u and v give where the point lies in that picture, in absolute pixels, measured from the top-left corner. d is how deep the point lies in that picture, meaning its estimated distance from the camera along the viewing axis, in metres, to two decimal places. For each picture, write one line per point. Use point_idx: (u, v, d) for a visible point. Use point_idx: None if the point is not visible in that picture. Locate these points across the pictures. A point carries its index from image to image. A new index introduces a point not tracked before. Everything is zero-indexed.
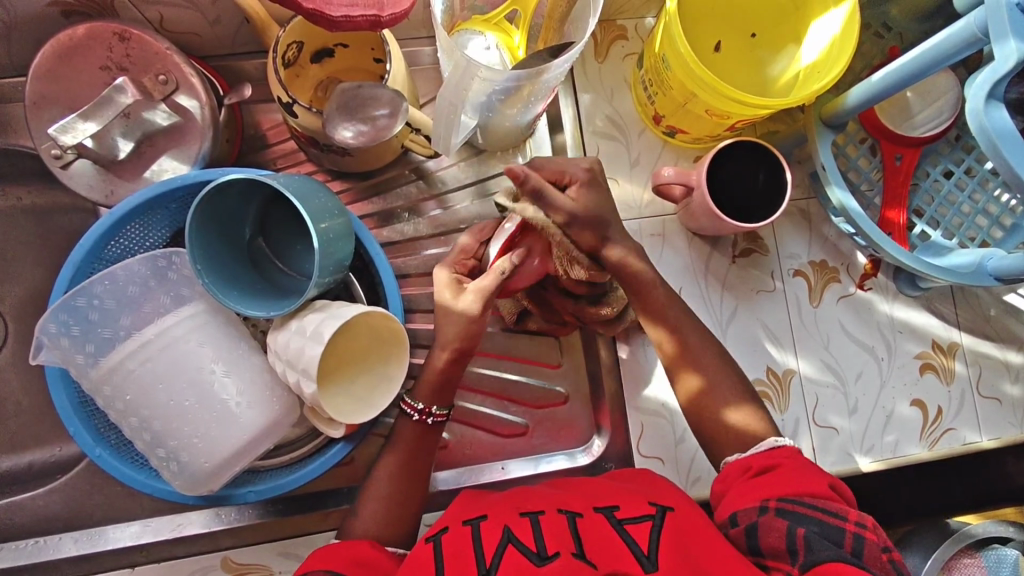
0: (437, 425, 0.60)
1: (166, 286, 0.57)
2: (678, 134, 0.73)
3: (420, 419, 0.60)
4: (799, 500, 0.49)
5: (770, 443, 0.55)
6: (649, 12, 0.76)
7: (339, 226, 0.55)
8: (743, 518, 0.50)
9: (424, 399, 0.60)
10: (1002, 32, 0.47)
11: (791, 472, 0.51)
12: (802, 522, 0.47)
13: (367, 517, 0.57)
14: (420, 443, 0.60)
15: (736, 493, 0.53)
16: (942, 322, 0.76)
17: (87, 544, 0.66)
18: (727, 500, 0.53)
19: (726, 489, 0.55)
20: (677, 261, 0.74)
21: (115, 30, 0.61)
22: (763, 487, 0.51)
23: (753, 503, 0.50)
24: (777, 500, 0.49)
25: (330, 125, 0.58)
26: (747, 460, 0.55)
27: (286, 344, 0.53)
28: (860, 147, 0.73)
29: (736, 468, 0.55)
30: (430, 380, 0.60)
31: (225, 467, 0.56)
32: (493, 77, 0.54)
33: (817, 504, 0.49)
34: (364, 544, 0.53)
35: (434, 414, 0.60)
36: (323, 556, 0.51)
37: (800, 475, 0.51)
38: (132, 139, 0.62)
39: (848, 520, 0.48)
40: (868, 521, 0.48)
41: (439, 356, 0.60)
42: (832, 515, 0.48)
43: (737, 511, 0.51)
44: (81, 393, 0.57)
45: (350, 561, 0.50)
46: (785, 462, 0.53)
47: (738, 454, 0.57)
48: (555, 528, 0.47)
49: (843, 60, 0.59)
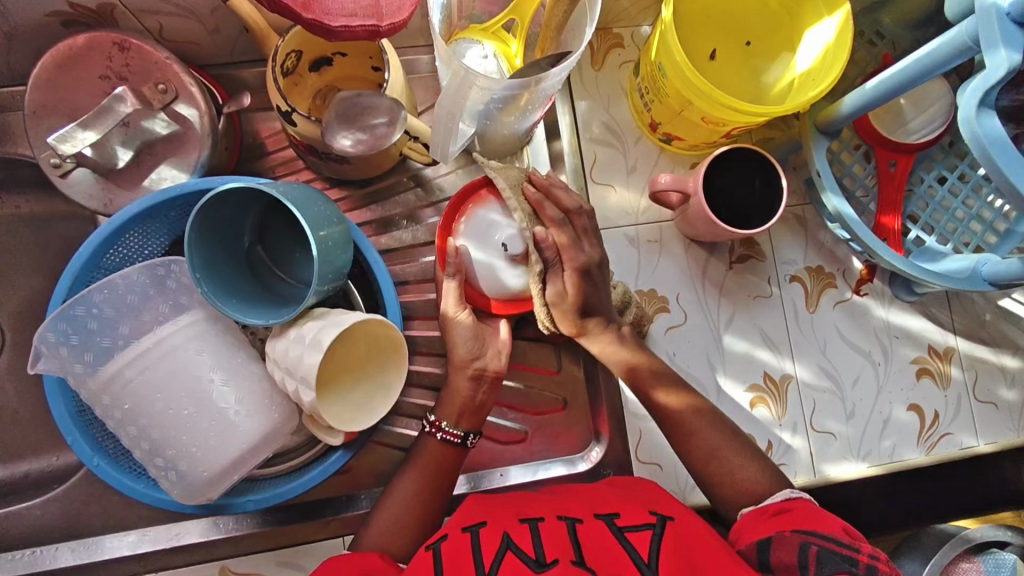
0: (451, 444, 0.61)
1: (164, 294, 0.57)
2: (674, 141, 0.73)
3: (430, 433, 0.61)
4: (814, 532, 0.48)
5: (786, 493, 0.54)
6: (645, 21, 0.77)
7: (338, 233, 0.55)
8: (754, 539, 0.51)
9: (442, 414, 0.62)
10: (993, 41, 0.48)
11: (806, 513, 0.51)
12: (816, 541, 0.47)
13: (378, 528, 0.57)
14: (431, 455, 0.61)
15: (752, 530, 0.53)
16: (937, 326, 0.76)
17: (84, 554, 0.65)
18: (742, 538, 0.53)
19: (743, 533, 0.54)
20: (672, 269, 0.74)
21: (114, 40, 0.61)
22: (779, 522, 0.51)
23: (766, 533, 0.51)
24: (789, 528, 0.50)
25: (330, 133, 0.58)
26: (764, 505, 0.54)
27: (286, 352, 0.54)
28: (855, 153, 0.74)
29: (751, 514, 0.54)
30: (455, 404, 0.62)
31: (223, 476, 0.56)
32: (491, 86, 0.54)
33: (834, 536, 0.48)
34: (374, 557, 0.52)
35: (443, 430, 0.61)
36: (336, 563, 0.51)
37: (822, 517, 0.50)
38: (131, 148, 0.63)
39: (861, 553, 0.46)
40: (881, 554, 0.46)
41: (452, 375, 0.62)
42: (846, 546, 0.47)
43: (748, 540, 0.52)
44: (79, 402, 0.57)
45: (360, 569, 0.50)
46: (799, 505, 0.52)
47: (753, 507, 0.55)
48: (555, 535, 0.48)
49: (837, 68, 0.59)
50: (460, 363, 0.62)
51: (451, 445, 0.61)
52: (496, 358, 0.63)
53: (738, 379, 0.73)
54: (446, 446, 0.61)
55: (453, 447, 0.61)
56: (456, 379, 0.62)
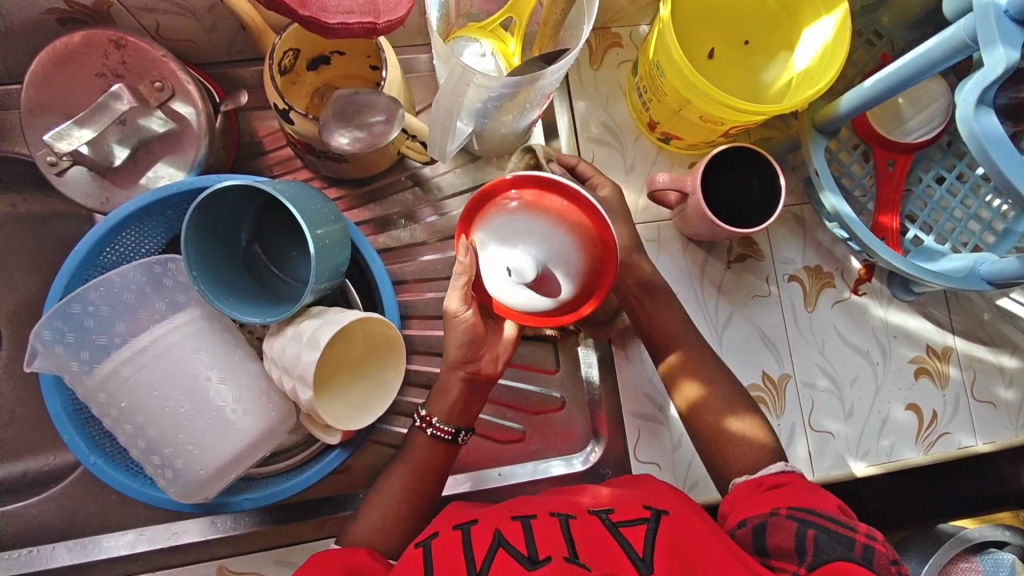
0: (440, 440, 0.60)
1: (161, 292, 0.57)
2: (672, 140, 0.73)
3: (420, 428, 0.61)
4: (810, 510, 0.49)
5: (780, 466, 0.56)
6: (644, 20, 0.77)
7: (335, 232, 0.55)
8: (750, 521, 0.51)
9: (433, 409, 0.61)
10: (990, 39, 0.47)
11: (798, 487, 0.52)
12: (812, 524, 0.48)
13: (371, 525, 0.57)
14: (423, 451, 0.60)
15: (745, 504, 0.53)
16: (935, 326, 0.76)
17: (80, 553, 0.65)
18: (734, 514, 0.53)
19: (733, 505, 0.54)
20: (670, 268, 0.74)
21: (111, 37, 0.61)
22: (773, 498, 0.51)
23: (763, 513, 0.50)
24: (787, 510, 0.50)
25: (327, 131, 0.58)
26: (758, 477, 0.55)
27: (283, 350, 0.53)
28: (853, 152, 0.74)
29: (746, 486, 0.55)
30: (446, 402, 0.60)
31: (220, 475, 0.55)
32: (488, 83, 0.54)
33: (827, 513, 0.48)
34: (358, 552, 0.52)
35: (434, 425, 0.60)
36: (321, 559, 0.51)
37: (813, 490, 0.51)
38: (128, 146, 0.62)
39: (857, 531, 0.47)
40: (877, 534, 0.47)
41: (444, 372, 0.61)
42: (841, 524, 0.48)
43: (745, 518, 0.51)
44: (75, 400, 0.57)
45: (344, 569, 0.50)
46: (794, 480, 0.53)
47: (745, 476, 0.57)
48: (548, 532, 0.48)
49: (835, 66, 0.59)
50: (454, 363, 0.60)
51: (442, 440, 0.61)
52: (491, 360, 0.61)
53: (736, 378, 0.73)
54: (440, 447, 0.61)
55: (444, 443, 0.60)
56: (449, 378, 0.61)
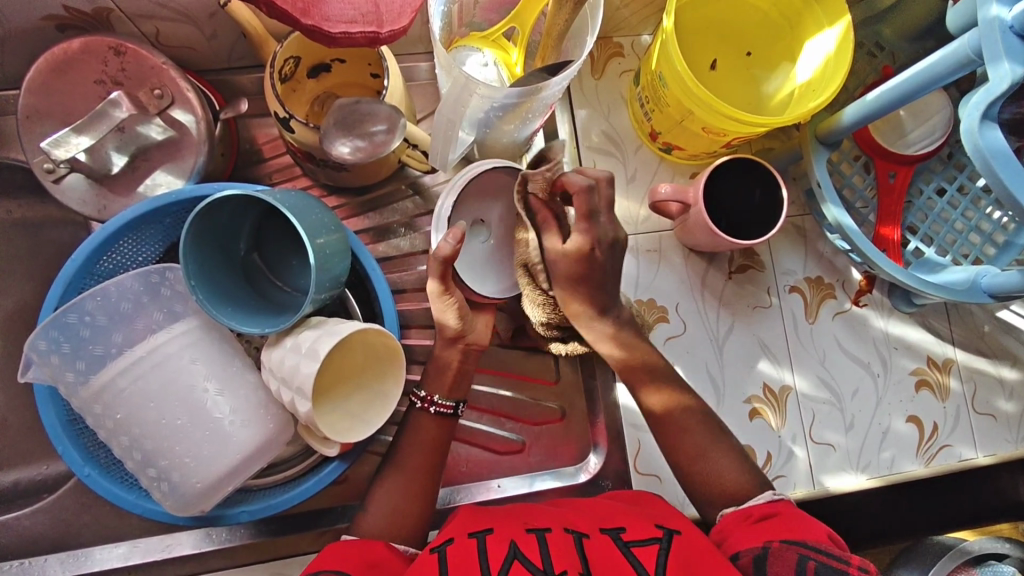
0: (443, 415, 0.61)
1: (159, 302, 0.56)
2: (674, 150, 0.73)
3: (422, 408, 0.61)
4: (801, 542, 0.48)
5: (767, 496, 0.55)
6: (646, 29, 0.77)
7: (336, 241, 0.54)
8: (747, 552, 0.50)
9: (429, 388, 0.61)
10: (995, 54, 0.47)
11: (791, 519, 0.51)
12: (812, 556, 0.47)
13: (376, 519, 0.56)
14: (428, 438, 0.60)
15: (740, 535, 0.52)
16: (936, 338, 0.76)
17: (73, 566, 0.64)
18: (731, 545, 0.52)
19: (726, 537, 0.53)
20: (672, 279, 0.74)
21: (110, 44, 0.60)
22: (765, 531, 0.51)
23: (757, 544, 0.50)
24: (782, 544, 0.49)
25: (328, 140, 0.57)
26: (748, 508, 0.54)
27: (282, 361, 0.53)
28: (854, 164, 0.74)
29: (734, 517, 0.54)
30: (437, 374, 0.62)
31: (216, 487, 0.55)
32: (492, 94, 0.53)
33: (824, 549, 0.48)
34: (381, 546, 0.52)
35: (436, 403, 0.60)
36: (340, 553, 0.50)
37: (805, 521, 0.51)
38: (127, 153, 0.62)
39: (851, 564, 0.46)
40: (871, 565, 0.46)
41: (440, 346, 0.62)
42: (837, 558, 0.47)
43: (740, 551, 0.50)
44: (70, 410, 0.56)
45: (365, 563, 0.50)
46: (784, 510, 0.53)
47: (734, 507, 0.56)
48: (562, 547, 0.47)
49: (838, 77, 0.59)
50: (449, 339, 0.62)
51: (443, 415, 0.61)
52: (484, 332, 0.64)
53: (736, 390, 0.72)
54: (442, 422, 0.61)
55: (446, 418, 0.61)
56: (446, 354, 0.62)
